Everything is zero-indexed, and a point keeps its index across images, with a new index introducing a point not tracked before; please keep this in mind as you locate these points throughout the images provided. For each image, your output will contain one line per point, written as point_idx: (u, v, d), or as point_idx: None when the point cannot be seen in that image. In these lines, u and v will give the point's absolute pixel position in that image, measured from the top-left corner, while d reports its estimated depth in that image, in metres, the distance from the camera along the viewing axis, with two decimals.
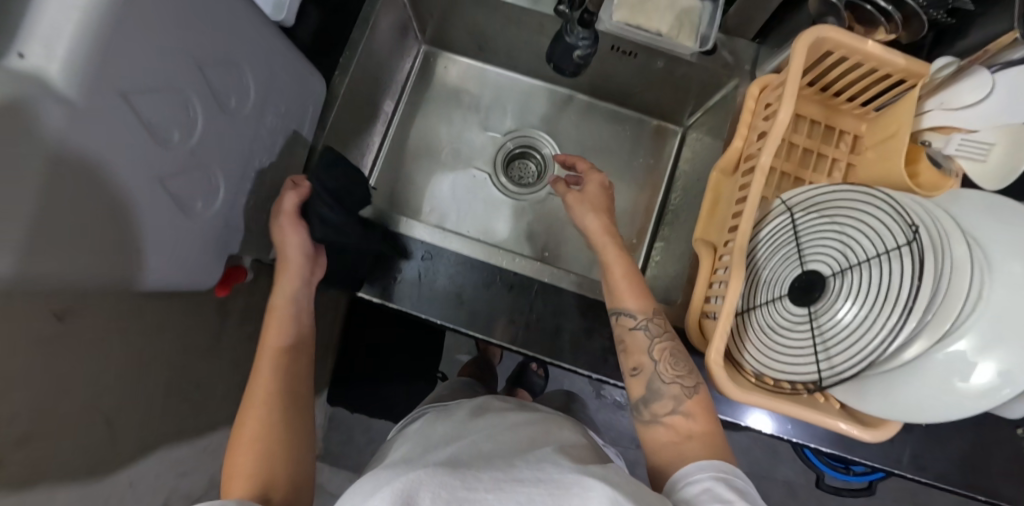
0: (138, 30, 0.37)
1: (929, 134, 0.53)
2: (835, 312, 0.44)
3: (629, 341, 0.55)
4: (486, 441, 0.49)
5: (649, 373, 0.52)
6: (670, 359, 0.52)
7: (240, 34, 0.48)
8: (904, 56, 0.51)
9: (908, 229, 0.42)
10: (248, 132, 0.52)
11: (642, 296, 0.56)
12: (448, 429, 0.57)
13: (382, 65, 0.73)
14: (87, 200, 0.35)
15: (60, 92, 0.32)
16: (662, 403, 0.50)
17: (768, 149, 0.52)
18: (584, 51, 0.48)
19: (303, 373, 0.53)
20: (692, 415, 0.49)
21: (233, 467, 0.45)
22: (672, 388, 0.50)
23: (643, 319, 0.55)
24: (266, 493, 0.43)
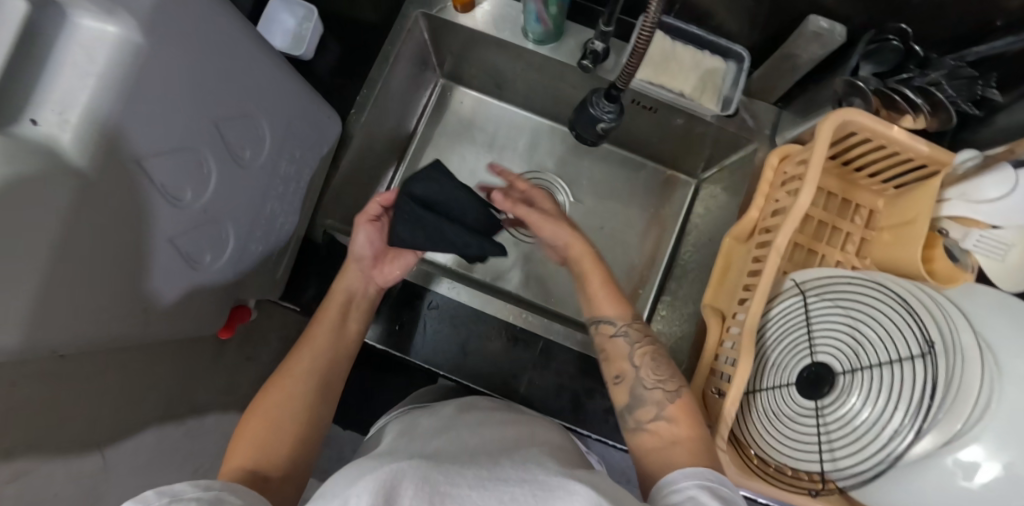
0: (158, 95, 0.35)
1: (945, 222, 0.52)
2: (841, 409, 0.45)
3: (611, 349, 0.54)
4: (472, 435, 0.47)
5: (631, 380, 0.51)
6: (651, 363, 0.51)
7: (259, 86, 0.47)
8: (928, 143, 0.51)
9: (925, 342, 0.42)
10: (261, 179, 0.51)
11: (620, 300, 0.55)
12: (438, 424, 0.51)
13: (399, 100, 0.72)
14: (87, 264, 0.34)
15: (70, 163, 0.31)
16: (646, 410, 0.49)
17: (785, 229, 0.52)
18: (608, 124, 0.47)
19: (338, 370, 0.51)
20: (676, 420, 0.47)
21: (239, 439, 0.44)
22: (655, 394, 0.49)
23: (623, 326, 0.54)
24: (261, 470, 0.42)
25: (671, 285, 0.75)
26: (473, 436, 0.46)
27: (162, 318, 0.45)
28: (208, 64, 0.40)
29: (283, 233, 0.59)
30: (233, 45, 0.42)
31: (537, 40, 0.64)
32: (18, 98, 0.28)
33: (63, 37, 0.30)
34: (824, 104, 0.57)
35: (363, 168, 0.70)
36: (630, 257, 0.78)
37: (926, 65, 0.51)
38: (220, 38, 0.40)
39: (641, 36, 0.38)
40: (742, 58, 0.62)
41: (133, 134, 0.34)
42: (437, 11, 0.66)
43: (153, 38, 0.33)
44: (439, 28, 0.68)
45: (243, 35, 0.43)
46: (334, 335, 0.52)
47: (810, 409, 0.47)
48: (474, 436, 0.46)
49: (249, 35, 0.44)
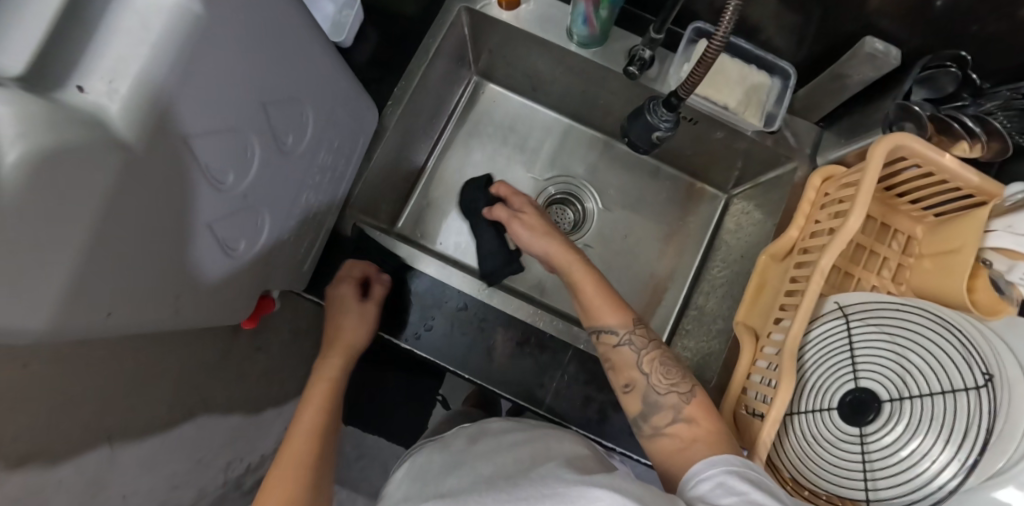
0: (210, 68, 0.33)
1: (991, 254, 0.51)
2: (886, 437, 0.45)
3: (615, 358, 0.52)
4: (487, 464, 0.46)
5: (642, 388, 0.49)
6: (661, 369, 0.50)
7: (306, 70, 0.45)
8: (979, 174, 0.51)
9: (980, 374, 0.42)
10: (298, 167, 0.49)
11: (619, 308, 0.54)
12: (453, 455, 0.51)
13: (434, 95, 0.71)
14: (121, 246, 0.31)
15: (117, 135, 0.28)
16: (662, 415, 0.48)
17: (831, 251, 0.51)
18: (664, 133, 0.47)
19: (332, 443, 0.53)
20: (695, 420, 0.46)
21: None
22: (670, 397, 0.48)
23: (626, 333, 0.52)
24: None
25: (697, 300, 0.74)
26: (489, 466, 0.45)
27: (189, 308, 0.43)
28: (259, 41, 0.38)
29: (312, 225, 0.57)
30: (286, 24, 0.40)
31: (581, 43, 0.63)
32: (63, 61, 0.26)
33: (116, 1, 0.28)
34: (873, 128, 0.56)
35: (393, 164, 0.69)
36: (656, 269, 0.76)
37: (982, 95, 0.51)
38: (275, 14, 0.38)
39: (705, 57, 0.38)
40: (787, 74, 0.62)
41: (182, 109, 0.32)
42: (481, 6, 0.64)
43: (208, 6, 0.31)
44: (481, 24, 0.67)
45: (297, 14, 0.41)
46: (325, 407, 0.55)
47: (854, 435, 0.46)
48: (490, 466, 0.45)
49: (302, 15, 0.42)
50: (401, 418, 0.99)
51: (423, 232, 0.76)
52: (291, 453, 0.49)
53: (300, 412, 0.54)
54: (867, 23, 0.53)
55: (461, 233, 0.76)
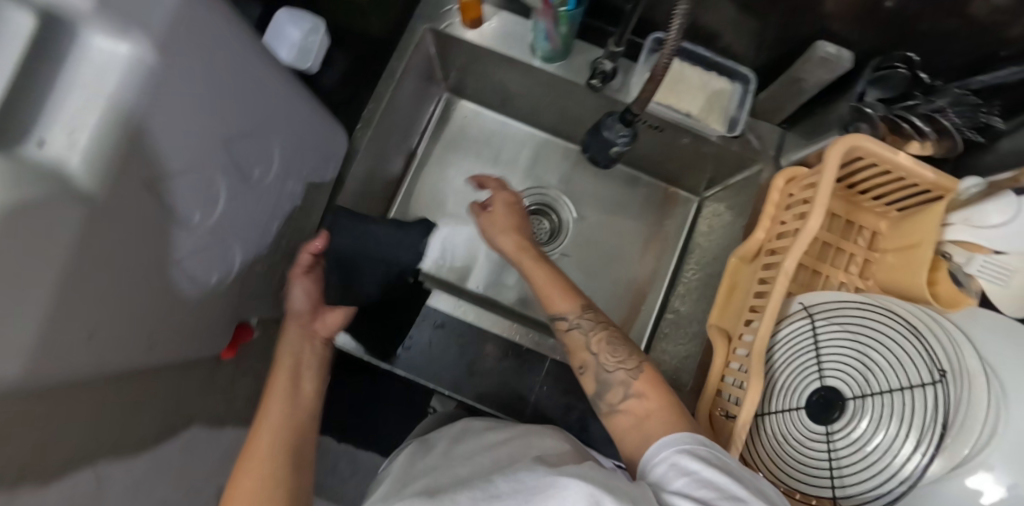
0: (174, 114, 0.34)
1: (950, 246, 0.54)
2: (851, 434, 0.46)
3: (570, 343, 0.54)
4: (463, 465, 0.47)
5: (593, 368, 0.51)
6: (608, 348, 0.51)
7: (270, 104, 0.46)
8: (935, 171, 0.52)
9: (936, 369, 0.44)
10: (266, 200, 0.50)
11: (570, 294, 0.56)
12: (437, 456, 0.52)
13: (404, 113, 0.72)
14: (79, 293, 0.31)
15: (76, 187, 0.29)
16: (615, 392, 0.49)
17: (794, 254, 0.52)
18: (622, 147, 0.47)
19: (312, 432, 0.44)
20: (644, 395, 0.47)
21: None
22: (619, 375, 0.49)
23: (576, 318, 0.54)
24: None
25: (674, 303, 0.75)
26: (465, 467, 0.46)
27: (162, 338, 0.43)
28: (221, 82, 0.38)
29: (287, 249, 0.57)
30: (246, 63, 0.41)
31: (545, 58, 0.64)
32: (23, 119, 0.26)
33: (70, 53, 0.27)
34: (832, 128, 0.57)
35: (367, 184, 0.69)
36: (633, 274, 0.77)
37: (931, 91, 0.52)
38: (236, 52, 0.39)
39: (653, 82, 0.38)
40: (747, 79, 0.63)
41: (144, 154, 0.33)
42: (444, 25, 0.66)
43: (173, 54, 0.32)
44: (447, 43, 0.68)
45: (257, 52, 0.42)
46: (290, 395, 0.45)
47: (820, 433, 0.47)
48: (467, 467, 0.46)
49: (261, 52, 0.43)
50: (393, 434, 1.00)
51: None
52: (250, 476, 0.37)
53: (262, 413, 0.42)
54: (819, 27, 0.55)
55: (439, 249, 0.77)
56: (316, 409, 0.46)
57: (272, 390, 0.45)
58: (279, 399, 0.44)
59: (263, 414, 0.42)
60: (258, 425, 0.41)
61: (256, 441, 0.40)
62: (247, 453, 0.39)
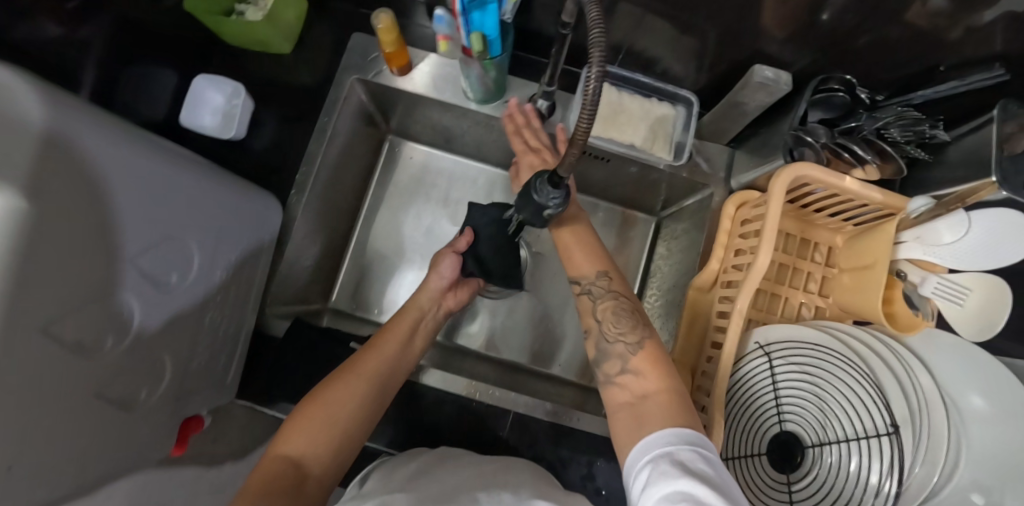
0: (59, 253, 0.30)
1: (904, 264, 0.53)
2: (811, 482, 0.46)
3: (579, 304, 0.52)
4: (444, 480, 0.44)
5: (594, 335, 0.48)
6: (612, 317, 0.48)
7: (176, 205, 0.43)
8: (882, 192, 0.50)
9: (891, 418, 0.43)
10: (195, 298, 0.47)
11: (596, 257, 0.52)
12: (410, 474, 0.47)
13: (345, 164, 0.69)
14: None
15: None
16: (612, 364, 0.46)
17: (745, 293, 0.50)
18: (555, 209, 0.45)
19: (397, 379, 0.51)
20: (643, 372, 0.43)
21: (296, 420, 0.44)
22: (617, 347, 0.46)
23: (592, 283, 0.51)
24: (300, 462, 0.41)
25: None
26: (446, 483, 0.44)
27: (102, 465, 0.41)
28: (107, 204, 0.35)
29: (231, 327, 0.55)
30: (130, 174, 0.37)
31: (480, 100, 0.61)
32: None
33: None
34: (777, 150, 0.55)
35: (312, 244, 0.67)
36: None
37: (875, 109, 0.50)
38: (115, 164, 0.36)
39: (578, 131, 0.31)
40: (690, 101, 0.61)
41: (36, 301, 0.29)
42: (372, 75, 0.63)
43: (39, 197, 0.28)
44: (378, 91, 0.66)
45: (141, 159, 0.39)
46: (401, 344, 0.54)
47: (783, 482, 0.47)
48: (450, 481, 0.44)
49: (153, 157, 0.41)
50: None
51: (359, 302, 0.75)
52: (345, 386, 0.47)
53: (384, 338, 0.53)
54: (755, 50, 0.52)
55: (393, 300, 0.74)
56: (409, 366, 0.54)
57: (390, 329, 0.55)
58: (394, 338, 0.54)
59: (374, 345, 0.52)
60: (366, 353, 0.51)
61: (353, 367, 0.49)
62: (346, 368, 0.49)
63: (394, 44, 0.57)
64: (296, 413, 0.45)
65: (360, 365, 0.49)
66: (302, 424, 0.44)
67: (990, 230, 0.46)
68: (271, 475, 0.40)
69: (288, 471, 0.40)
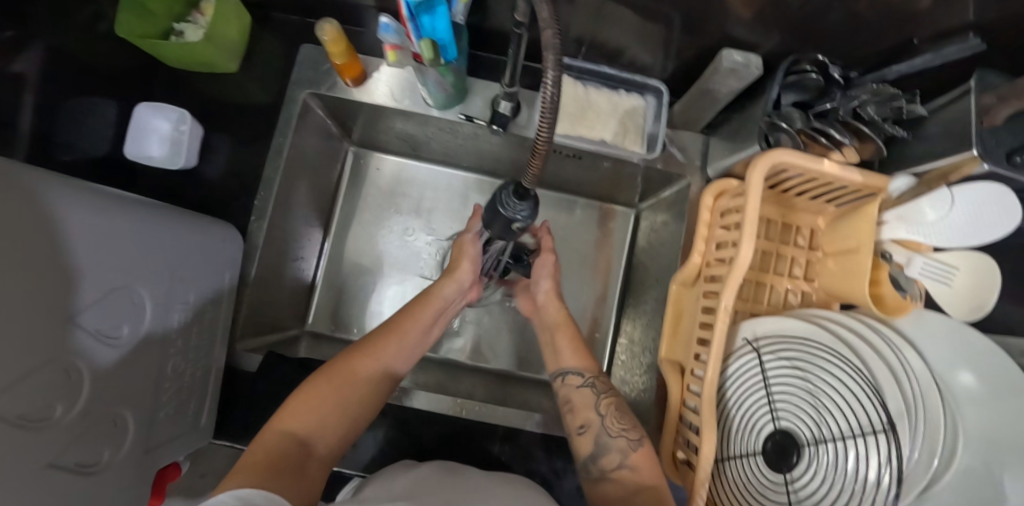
0: None
1: (889, 245, 0.51)
2: (810, 479, 0.45)
3: (576, 399, 0.51)
4: (443, 488, 0.42)
5: (596, 428, 0.48)
6: (616, 411, 0.48)
7: (121, 252, 0.40)
8: (862, 172, 0.48)
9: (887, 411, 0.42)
10: (153, 344, 0.45)
11: (585, 354, 0.54)
12: (410, 485, 0.44)
13: (307, 182, 0.66)
14: None
15: None
16: (611, 457, 0.46)
17: (729, 289, 0.47)
18: (523, 222, 0.42)
19: (404, 367, 0.49)
20: (639, 467, 0.45)
21: (308, 393, 0.41)
22: (619, 442, 0.46)
23: (589, 378, 0.52)
24: (307, 441, 0.39)
25: (626, 328, 0.72)
26: (448, 490, 0.42)
27: None
28: (35, 268, 0.32)
29: (199, 369, 0.53)
30: (63, 226, 0.35)
31: (441, 106, 0.58)
32: None
33: None
34: (750, 137, 0.53)
35: (280, 270, 0.64)
36: (587, 302, 0.74)
37: (849, 88, 0.48)
38: (41, 219, 0.33)
39: (539, 136, 0.30)
40: (659, 90, 0.58)
41: None
42: (326, 88, 0.60)
43: None
44: (333, 104, 0.62)
45: (75, 207, 0.36)
46: (418, 331, 0.51)
47: (780, 482, 0.46)
48: (451, 490, 0.42)
49: (90, 204, 0.38)
50: None
51: (337, 323, 0.72)
52: (360, 369, 0.45)
53: (403, 321, 0.51)
54: (722, 34, 0.50)
55: (372, 317, 0.71)
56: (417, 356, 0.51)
57: (412, 312, 0.52)
58: (416, 324, 0.51)
59: (391, 329, 0.49)
60: (384, 337, 0.49)
61: (368, 351, 0.46)
62: (357, 349, 0.46)
63: (344, 54, 0.53)
64: (305, 387, 0.42)
65: (377, 351, 0.47)
66: (313, 400, 0.41)
67: (970, 208, 0.45)
68: (274, 449, 0.37)
69: (293, 448, 0.38)
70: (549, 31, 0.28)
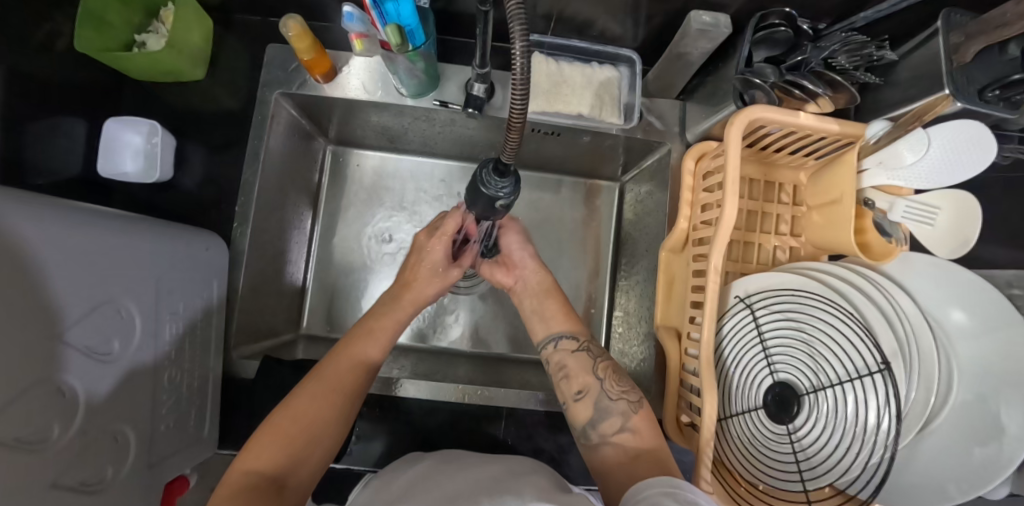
0: None
1: (871, 192, 0.51)
2: (810, 429, 0.46)
3: (572, 364, 0.52)
4: (445, 482, 0.42)
5: (595, 393, 0.49)
6: (615, 375, 0.50)
7: (103, 267, 0.40)
8: (838, 122, 0.49)
9: (880, 354, 0.43)
10: (146, 359, 0.44)
11: (569, 317, 0.56)
12: (410, 484, 0.44)
13: (287, 183, 0.65)
14: None
15: None
16: (611, 422, 0.47)
17: (718, 249, 0.47)
18: (506, 199, 0.42)
19: (369, 380, 0.47)
20: (640, 431, 0.46)
21: (271, 431, 0.40)
22: (620, 404, 0.48)
23: (584, 342, 0.54)
24: (280, 480, 0.38)
25: (620, 301, 0.72)
26: (450, 482, 0.42)
27: None
28: (17, 287, 0.31)
29: (196, 380, 0.52)
30: (38, 244, 0.34)
31: (415, 94, 0.58)
32: None
33: None
34: (726, 98, 0.53)
35: (269, 275, 0.64)
36: (580, 279, 0.74)
37: (818, 39, 0.48)
38: (19, 237, 0.32)
39: (513, 112, 0.30)
40: (631, 60, 0.59)
41: None
42: (297, 87, 0.59)
43: None
44: (306, 104, 0.62)
45: (52, 224, 0.36)
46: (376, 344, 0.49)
47: (783, 433, 0.46)
48: (452, 483, 0.42)
49: (64, 219, 0.37)
50: None
51: (332, 324, 0.72)
52: (321, 399, 0.43)
53: (358, 338, 0.48)
54: None
55: None
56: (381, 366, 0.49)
57: (372, 326, 0.50)
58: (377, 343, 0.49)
59: (352, 349, 0.47)
60: (343, 356, 0.46)
61: (327, 376, 0.45)
62: (319, 375, 0.45)
63: (311, 50, 0.53)
64: (269, 422, 0.41)
65: (339, 375, 0.45)
66: (276, 435, 0.40)
67: (949, 143, 0.44)
68: (245, 489, 0.36)
69: (264, 485, 0.37)
70: (513, 2, 0.27)
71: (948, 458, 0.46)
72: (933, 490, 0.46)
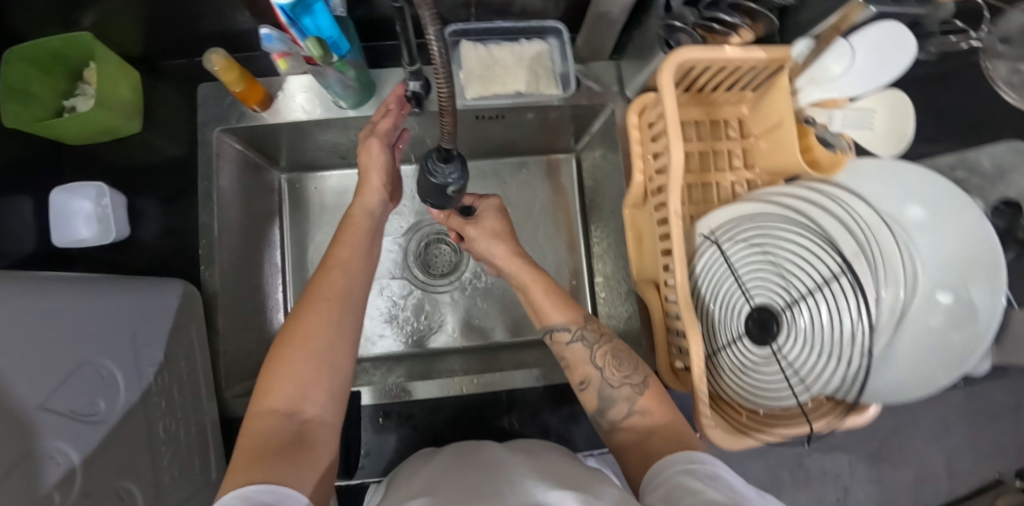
0: None
1: (810, 110, 0.52)
2: (792, 343, 0.46)
3: (570, 356, 0.52)
4: (471, 475, 0.42)
5: (597, 383, 0.49)
6: (613, 362, 0.49)
7: (72, 334, 0.39)
8: (765, 49, 0.49)
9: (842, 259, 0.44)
10: (138, 416, 0.44)
11: (568, 306, 0.55)
12: (428, 478, 0.44)
13: (248, 217, 0.65)
14: None
15: None
16: (618, 408, 0.48)
17: (674, 193, 0.48)
18: (456, 185, 0.43)
19: (361, 293, 0.47)
20: (649, 410, 0.47)
21: (274, 370, 0.40)
22: (624, 390, 0.48)
23: (578, 330, 0.53)
24: (294, 410, 0.39)
25: (598, 266, 0.73)
26: (468, 473, 0.42)
27: None
28: None
29: (193, 426, 0.52)
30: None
31: (354, 105, 0.58)
32: None
33: None
34: (655, 50, 0.54)
35: (247, 310, 0.64)
36: (556, 254, 0.75)
37: None
38: None
39: (441, 99, 0.29)
40: (558, 29, 0.60)
41: None
42: (236, 121, 0.59)
43: None
44: (247, 136, 0.61)
45: (10, 299, 0.35)
46: (358, 250, 0.50)
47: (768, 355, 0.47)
48: (476, 474, 0.42)
49: (21, 292, 0.37)
50: None
51: None
52: (313, 311, 0.43)
53: (338, 250, 0.49)
54: None
55: None
56: (367, 274, 0.49)
57: (343, 234, 0.51)
58: (354, 251, 0.50)
59: (330, 269, 0.47)
60: (323, 278, 0.47)
61: (314, 296, 0.45)
62: (307, 299, 0.44)
63: (239, 81, 0.52)
64: (271, 357, 0.41)
65: (321, 292, 0.45)
66: (288, 373, 0.40)
67: (874, 47, 0.45)
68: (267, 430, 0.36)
69: (281, 422, 0.37)
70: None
71: (931, 345, 0.47)
72: (923, 385, 0.48)
